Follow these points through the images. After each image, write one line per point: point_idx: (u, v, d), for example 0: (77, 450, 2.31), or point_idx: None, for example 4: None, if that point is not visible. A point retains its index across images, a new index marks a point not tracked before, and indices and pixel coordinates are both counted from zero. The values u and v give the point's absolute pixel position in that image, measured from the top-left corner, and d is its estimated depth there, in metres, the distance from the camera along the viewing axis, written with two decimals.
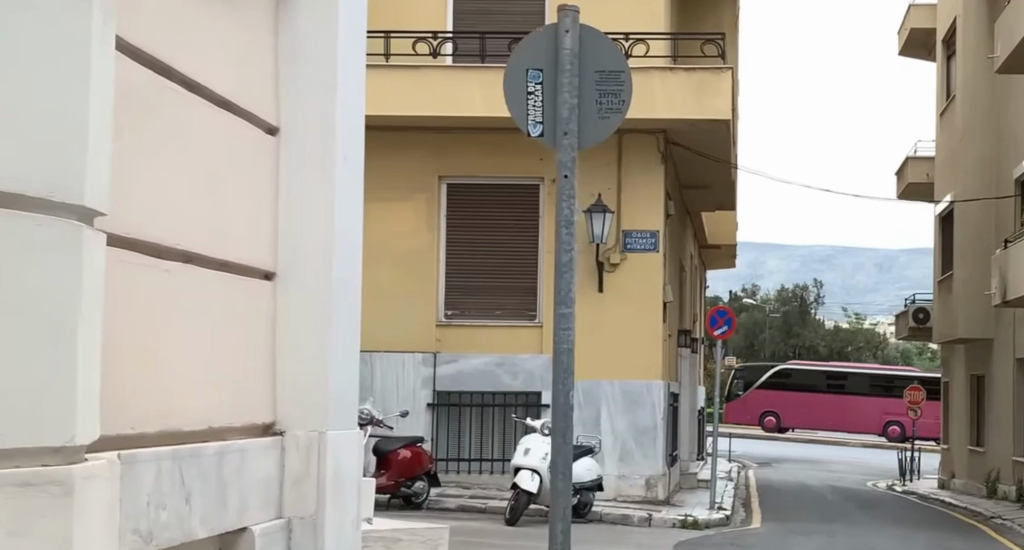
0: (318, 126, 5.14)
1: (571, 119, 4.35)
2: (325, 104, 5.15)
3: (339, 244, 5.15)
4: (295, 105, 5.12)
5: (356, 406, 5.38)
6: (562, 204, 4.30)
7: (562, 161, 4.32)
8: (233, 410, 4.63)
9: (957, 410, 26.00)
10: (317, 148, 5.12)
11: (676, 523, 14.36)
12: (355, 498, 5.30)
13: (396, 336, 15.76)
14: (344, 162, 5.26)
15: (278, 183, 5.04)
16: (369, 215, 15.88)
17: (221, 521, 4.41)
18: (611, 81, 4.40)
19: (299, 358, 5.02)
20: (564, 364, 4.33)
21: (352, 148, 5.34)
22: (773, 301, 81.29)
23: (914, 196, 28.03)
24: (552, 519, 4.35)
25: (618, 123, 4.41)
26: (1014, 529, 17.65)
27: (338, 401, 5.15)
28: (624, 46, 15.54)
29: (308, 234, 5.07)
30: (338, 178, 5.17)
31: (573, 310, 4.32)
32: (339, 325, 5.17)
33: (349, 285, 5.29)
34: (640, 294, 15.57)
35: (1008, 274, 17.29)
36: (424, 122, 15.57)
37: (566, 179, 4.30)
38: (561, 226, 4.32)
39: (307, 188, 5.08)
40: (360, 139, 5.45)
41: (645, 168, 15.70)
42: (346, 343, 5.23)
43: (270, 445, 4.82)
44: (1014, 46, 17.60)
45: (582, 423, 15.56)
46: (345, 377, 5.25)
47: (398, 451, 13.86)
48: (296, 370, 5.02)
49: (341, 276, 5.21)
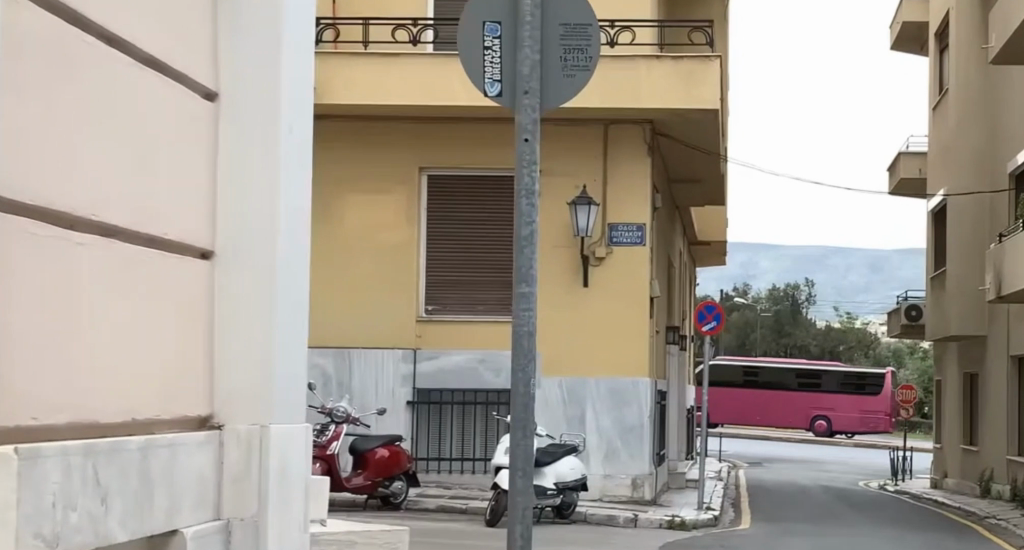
0: (264, 90, 4.70)
1: (532, 76, 4.01)
2: (271, 66, 4.72)
3: (284, 220, 4.72)
4: (238, 68, 4.69)
5: (303, 397, 4.95)
6: (523, 173, 3.95)
7: (521, 122, 3.98)
8: (162, 401, 4.19)
9: (950, 409, 25.61)
10: (261, 115, 4.69)
11: (663, 523, 13.96)
12: (302, 497, 4.87)
13: (375, 332, 15.28)
14: (291, 130, 4.82)
15: (217, 152, 4.61)
16: (347, 207, 15.40)
17: (146, 524, 3.97)
18: (578, 35, 4.05)
19: (241, 344, 4.60)
20: (525, 348, 3.92)
21: (300, 116, 4.91)
22: (764, 301, 80.97)
23: (906, 192, 27.63)
24: (511, 522, 3.93)
25: (585, 81, 4.05)
26: (1009, 529, 17.24)
27: (284, 392, 4.73)
28: (610, 34, 15.11)
29: (250, 210, 4.64)
30: (284, 148, 4.74)
31: (534, 289, 3.93)
32: (285, 308, 4.74)
33: (297, 265, 4.86)
34: (627, 289, 15.12)
35: (1003, 270, 16.87)
36: (404, 112, 15.12)
37: (525, 142, 3.95)
38: (521, 195, 3.95)
39: (250, 159, 4.65)
40: (309, 107, 5.02)
41: (631, 159, 15.26)
42: (293, 328, 4.81)
43: (204, 440, 4.40)
44: (1009, 36, 17.19)
45: (567, 421, 15.14)
46: (292, 366, 4.82)
47: (375, 451, 13.41)
48: (237, 358, 4.59)
49: (288, 254, 4.78)
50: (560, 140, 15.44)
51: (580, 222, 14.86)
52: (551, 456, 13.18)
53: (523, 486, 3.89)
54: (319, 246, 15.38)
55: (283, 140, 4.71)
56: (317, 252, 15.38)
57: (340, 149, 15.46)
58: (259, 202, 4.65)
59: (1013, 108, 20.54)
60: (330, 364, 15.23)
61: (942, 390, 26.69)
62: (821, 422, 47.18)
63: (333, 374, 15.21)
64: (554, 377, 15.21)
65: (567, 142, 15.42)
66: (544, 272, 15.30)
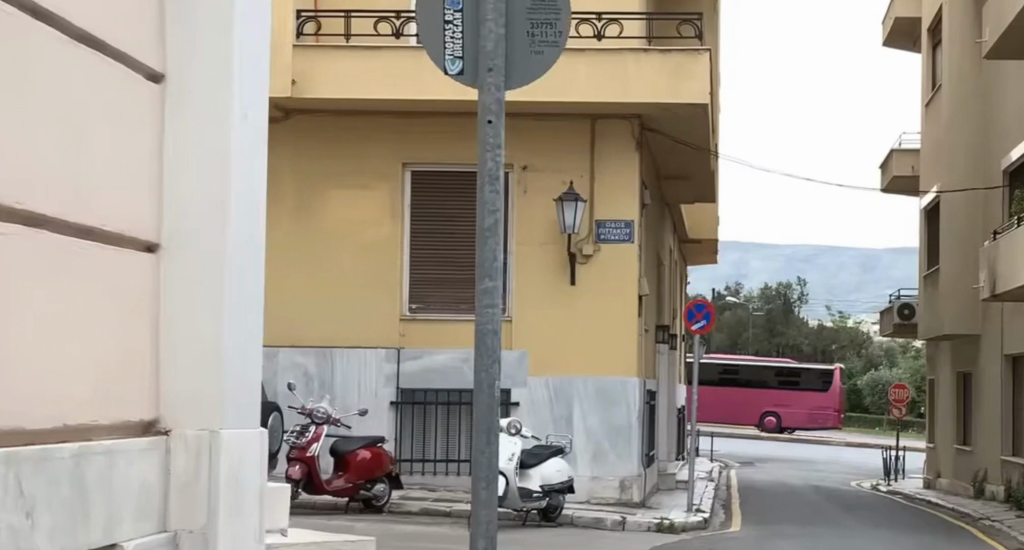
0: (214, 70, 4.42)
1: (496, 53, 3.75)
2: (221, 46, 4.43)
3: (237, 210, 4.43)
4: (185, 47, 4.40)
5: (260, 399, 4.66)
6: (485, 156, 3.69)
7: (484, 102, 3.72)
8: (101, 404, 3.90)
9: (943, 408, 25.35)
10: (210, 96, 4.40)
11: (652, 526, 13.65)
12: (258, 506, 4.58)
13: (357, 331, 14.98)
14: (246, 114, 4.52)
15: (162, 138, 4.34)
16: (328, 203, 15.08)
17: (80, 539, 3.68)
18: (546, 9, 3.79)
19: (189, 343, 4.31)
20: (489, 346, 3.65)
21: (255, 99, 4.62)
22: (756, 300, 80.70)
23: (899, 190, 27.36)
24: (472, 533, 3.66)
25: (554, 58, 3.80)
26: (1003, 531, 16.95)
27: (238, 394, 4.44)
28: (597, 27, 14.81)
29: (198, 201, 4.36)
30: (237, 132, 4.45)
31: (497, 283, 3.65)
32: (238, 305, 4.45)
33: (253, 258, 4.57)
34: (616, 288, 14.81)
35: (997, 268, 16.57)
36: (386, 106, 14.82)
37: (489, 125, 3.69)
38: (484, 181, 3.68)
39: (199, 145, 4.37)
40: (266, 89, 4.73)
41: (620, 154, 14.96)
42: (248, 326, 4.51)
43: (148, 447, 4.11)
44: (1003, 30, 16.90)
45: (554, 422, 14.85)
46: (246, 365, 4.53)
47: (357, 452, 13.11)
48: (184, 357, 4.30)
49: (242, 246, 4.50)
50: (546, 135, 15.13)
51: (566, 218, 14.55)
52: (537, 458, 12.87)
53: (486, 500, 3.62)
54: (300, 244, 15.05)
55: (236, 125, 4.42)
56: (298, 249, 15.06)
57: (321, 143, 15.12)
58: (207, 192, 4.36)
59: (1008, 103, 20.25)
60: (312, 363, 14.91)
61: (935, 389, 26.41)
62: (774, 419, 47.72)
63: (315, 373, 14.89)
64: (540, 376, 14.90)
65: (553, 137, 15.11)
66: (530, 270, 14.99)
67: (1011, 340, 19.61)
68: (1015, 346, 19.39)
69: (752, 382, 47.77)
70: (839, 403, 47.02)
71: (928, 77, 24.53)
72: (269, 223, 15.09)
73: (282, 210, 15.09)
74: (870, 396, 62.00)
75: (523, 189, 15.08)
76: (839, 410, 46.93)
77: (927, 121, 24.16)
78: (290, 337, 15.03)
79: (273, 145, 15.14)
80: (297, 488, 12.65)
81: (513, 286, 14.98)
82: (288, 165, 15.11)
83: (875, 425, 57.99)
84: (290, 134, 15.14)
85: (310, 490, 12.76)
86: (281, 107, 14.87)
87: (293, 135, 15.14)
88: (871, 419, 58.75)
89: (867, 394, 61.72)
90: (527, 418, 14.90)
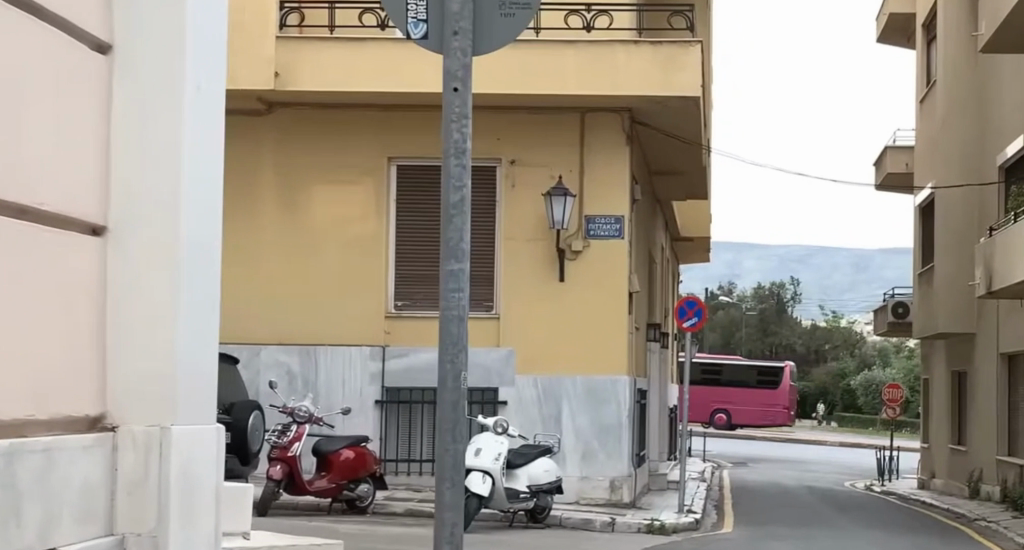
0: (167, 38, 4.13)
1: (463, 16, 3.75)
2: (175, 13, 4.15)
3: (191, 190, 4.16)
4: (136, 14, 4.13)
5: (214, 392, 4.37)
6: (451, 128, 3.72)
7: (451, 67, 3.74)
8: (37, 399, 3.59)
9: (937, 408, 25.08)
10: (163, 65, 4.11)
11: (642, 528, 13.35)
12: (212, 507, 4.30)
13: (341, 327, 14.70)
14: (199, 87, 4.24)
15: (109, 113, 4.06)
16: (312, 198, 14.77)
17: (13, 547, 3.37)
18: None
19: (138, 331, 4.03)
20: (453, 334, 3.68)
21: (211, 72, 4.34)
22: (749, 299, 80.39)
23: (893, 186, 27.07)
24: (439, 517, 3.68)
25: (525, 22, 3.81)
26: (1000, 533, 16.66)
27: (192, 386, 4.16)
28: (586, 18, 14.52)
29: (149, 179, 4.08)
30: (190, 107, 4.17)
31: (463, 266, 3.67)
32: (193, 292, 4.16)
33: (208, 241, 4.29)
34: (606, 285, 14.52)
35: (993, 264, 16.27)
36: (371, 99, 14.53)
37: (454, 94, 3.69)
38: (451, 154, 3.71)
39: (151, 118, 4.09)
40: (223, 62, 4.45)
41: (610, 148, 14.66)
42: (203, 313, 4.24)
43: (91, 444, 3.82)
44: (999, 23, 16.60)
45: (542, 421, 14.56)
46: (201, 356, 4.25)
47: (340, 452, 12.79)
48: (134, 347, 4.02)
49: (195, 228, 4.22)
50: (534, 129, 14.84)
51: (555, 213, 14.26)
52: (524, 458, 12.56)
53: (452, 500, 3.65)
54: (284, 239, 14.75)
55: (188, 97, 4.14)
56: (282, 245, 14.76)
57: (305, 135, 14.82)
58: (160, 170, 4.08)
59: (1004, 98, 19.98)
60: (295, 362, 14.60)
61: (930, 388, 26.13)
62: (720, 416, 47.93)
63: (299, 372, 14.59)
64: (528, 375, 14.62)
65: (542, 130, 14.82)
66: (518, 266, 14.69)
67: (1007, 338, 19.34)
68: (1011, 344, 19.11)
69: (732, 381, 47.71)
70: (783, 400, 47.47)
71: (923, 73, 24.25)
72: (252, 218, 14.78)
73: (265, 205, 14.78)
74: (863, 396, 61.71)
75: (511, 183, 14.80)
76: (785, 407, 47.15)
77: (921, 118, 23.88)
78: (274, 335, 14.74)
79: (256, 139, 14.84)
80: (279, 488, 12.36)
81: (501, 283, 14.69)
82: (271, 160, 14.81)
83: (869, 425, 57.70)
84: (274, 128, 14.84)
85: (292, 490, 12.47)
86: (264, 100, 14.57)
87: (277, 129, 14.84)
88: (865, 419, 58.46)
89: (860, 394, 61.43)
90: (514, 417, 14.61)
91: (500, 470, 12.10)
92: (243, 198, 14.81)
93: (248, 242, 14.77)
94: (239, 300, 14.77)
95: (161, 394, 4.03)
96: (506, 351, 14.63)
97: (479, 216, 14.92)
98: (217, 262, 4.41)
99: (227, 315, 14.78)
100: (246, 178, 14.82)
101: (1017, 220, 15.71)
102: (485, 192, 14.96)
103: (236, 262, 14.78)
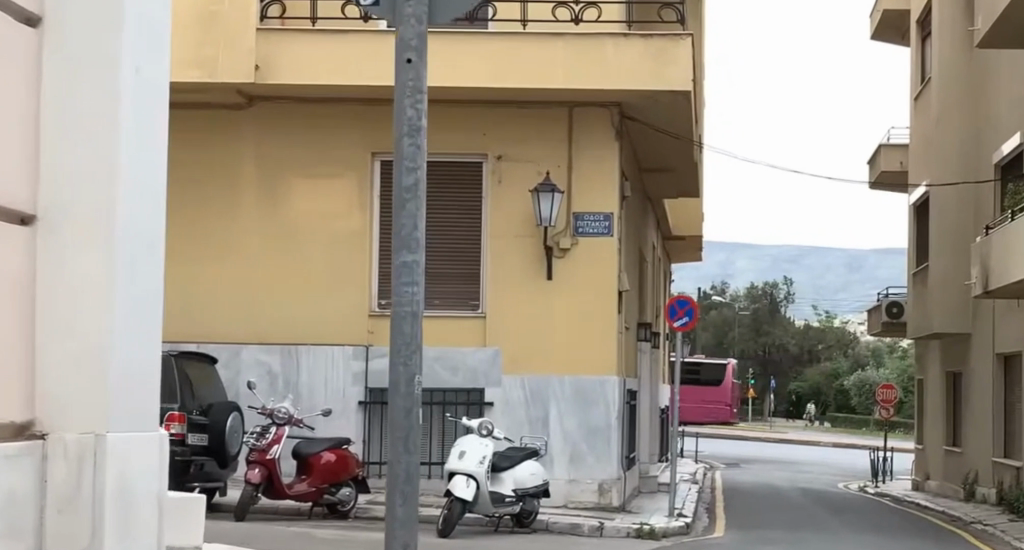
0: (96, 50, 4.41)
1: None
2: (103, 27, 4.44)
3: (124, 194, 4.45)
4: (65, 27, 4.40)
5: (149, 392, 4.68)
6: (406, 103, 4.09)
7: (405, 38, 4.12)
8: None
9: (931, 408, 24.79)
10: (93, 79, 4.40)
11: (631, 532, 13.00)
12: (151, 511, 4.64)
13: (324, 326, 14.36)
14: (142, 84, 4.59)
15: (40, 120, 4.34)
16: (293, 194, 14.45)
17: None
18: None
19: (74, 310, 4.32)
20: (407, 332, 4.06)
21: (144, 86, 4.63)
22: (743, 299, 80.08)
23: (887, 185, 26.76)
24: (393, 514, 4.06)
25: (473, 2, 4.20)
26: (996, 536, 16.34)
27: (129, 370, 4.45)
28: (574, 11, 14.20)
29: (80, 183, 4.36)
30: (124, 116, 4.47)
31: (414, 259, 4.08)
32: (128, 291, 4.47)
33: (145, 241, 4.63)
34: (594, 283, 14.18)
35: (990, 262, 15.92)
36: (355, 93, 14.22)
37: (409, 65, 4.09)
38: (405, 134, 4.08)
39: (81, 126, 4.37)
40: (159, 73, 4.79)
41: (598, 143, 14.33)
42: (145, 297, 4.60)
43: (23, 452, 4.06)
44: (996, 17, 16.27)
45: (529, 424, 14.23)
46: (139, 354, 4.56)
47: (321, 455, 12.45)
48: (61, 329, 4.29)
49: (131, 218, 4.53)
50: (521, 124, 14.49)
51: (542, 210, 13.94)
52: (509, 460, 12.21)
53: (404, 498, 4.05)
54: (266, 237, 14.42)
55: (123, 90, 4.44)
56: (264, 243, 14.42)
57: (287, 130, 14.51)
58: (91, 154, 4.37)
59: (999, 94, 19.67)
60: (276, 362, 14.32)
61: (924, 389, 25.81)
62: None
63: (280, 372, 14.31)
64: (515, 375, 14.27)
65: (529, 125, 14.48)
66: (504, 264, 14.34)
67: (1003, 339, 19.03)
68: (1007, 344, 18.80)
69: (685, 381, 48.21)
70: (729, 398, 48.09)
71: (917, 69, 23.93)
72: (233, 215, 14.45)
73: (246, 202, 14.45)
74: (857, 396, 61.45)
75: (497, 179, 14.46)
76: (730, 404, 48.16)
77: (915, 115, 23.57)
78: (255, 335, 14.40)
79: (237, 134, 14.51)
80: (257, 492, 12.09)
81: (487, 282, 14.35)
82: (252, 155, 14.49)
83: (862, 425, 57.39)
84: (255, 122, 14.51)
85: (270, 493, 12.18)
86: (244, 94, 14.26)
87: (257, 123, 14.51)
88: (858, 419, 58.16)
89: (854, 394, 61.15)
90: (501, 420, 14.28)
91: (486, 473, 11.76)
92: (223, 195, 14.47)
93: (228, 240, 14.44)
94: (220, 300, 14.43)
95: (94, 378, 4.31)
96: (493, 351, 14.31)
97: (465, 213, 14.59)
98: (158, 255, 4.78)
99: (207, 314, 14.42)
100: (226, 173, 14.49)
101: (1014, 217, 15.37)
102: (471, 189, 14.61)
103: (216, 261, 14.43)
